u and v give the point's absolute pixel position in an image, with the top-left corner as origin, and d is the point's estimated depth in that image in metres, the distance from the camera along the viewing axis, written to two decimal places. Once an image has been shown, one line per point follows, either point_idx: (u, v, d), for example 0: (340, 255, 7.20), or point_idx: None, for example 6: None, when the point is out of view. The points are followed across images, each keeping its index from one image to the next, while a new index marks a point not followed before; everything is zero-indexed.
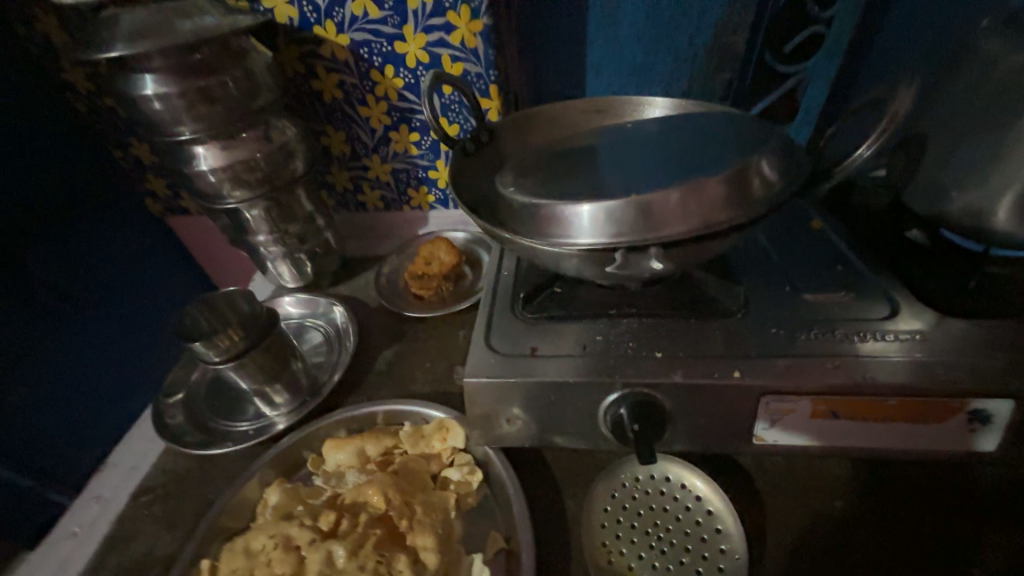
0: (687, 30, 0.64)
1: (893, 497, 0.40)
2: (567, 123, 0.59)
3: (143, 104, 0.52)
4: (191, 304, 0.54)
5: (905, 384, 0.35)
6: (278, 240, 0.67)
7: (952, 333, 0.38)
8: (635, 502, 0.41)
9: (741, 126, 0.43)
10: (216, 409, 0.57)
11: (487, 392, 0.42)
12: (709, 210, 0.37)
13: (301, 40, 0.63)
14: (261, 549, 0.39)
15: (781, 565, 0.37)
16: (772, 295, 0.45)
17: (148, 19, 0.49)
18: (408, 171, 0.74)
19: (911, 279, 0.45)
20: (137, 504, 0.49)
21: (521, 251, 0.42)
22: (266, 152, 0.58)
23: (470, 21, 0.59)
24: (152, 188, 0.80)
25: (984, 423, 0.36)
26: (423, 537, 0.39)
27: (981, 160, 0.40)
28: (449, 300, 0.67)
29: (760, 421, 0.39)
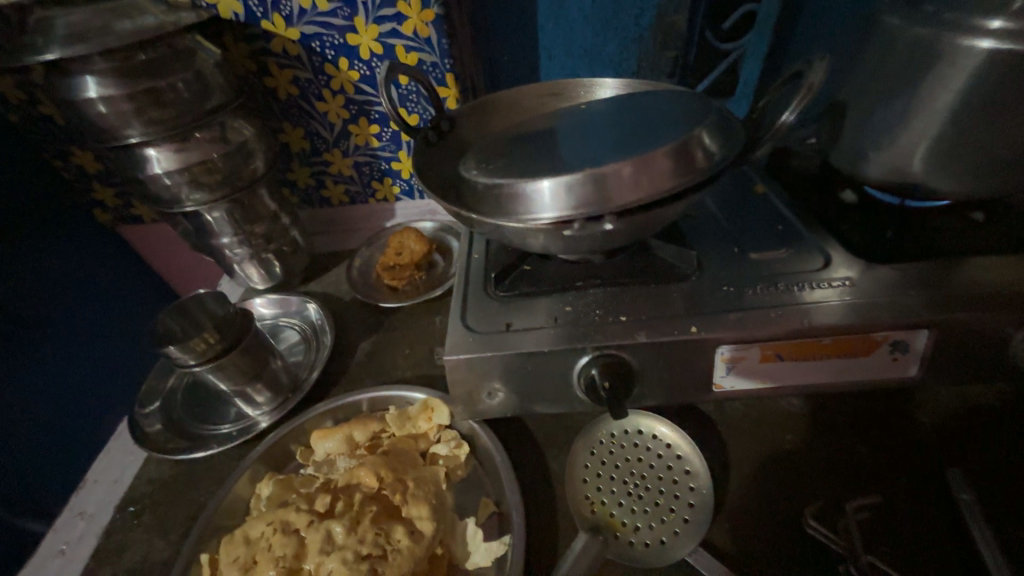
0: (631, 12, 0.67)
1: (838, 426, 0.44)
2: (524, 107, 0.61)
3: (87, 108, 0.50)
4: (162, 312, 0.53)
5: (837, 324, 0.40)
6: (244, 241, 0.66)
7: (877, 277, 0.43)
8: (612, 455, 0.44)
9: (684, 101, 0.46)
10: (196, 415, 0.57)
11: (467, 368, 0.44)
12: (658, 179, 0.40)
13: (249, 36, 0.61)
14: (259, 537, 0.40)
15: (744, 495, 0.41)
16: (722, 257, 0.49)
17: (84, 21, 0.48)
18: (370, 164, 0.74)
19: (842, 233, 0.50)
20: (125, 514, 0.48)
21: (489, 231, 0.44)
22: (223, 153, 0.58)
23: (421, 11, 0.59)
24: (100, 197, 0.77)
25: (904, 352, 0.41)
26: (418, 508, 0.41)
27: (894, 122, 0.45)
28: (422, 288, 0.69)
29: (717, 370, 0.43)
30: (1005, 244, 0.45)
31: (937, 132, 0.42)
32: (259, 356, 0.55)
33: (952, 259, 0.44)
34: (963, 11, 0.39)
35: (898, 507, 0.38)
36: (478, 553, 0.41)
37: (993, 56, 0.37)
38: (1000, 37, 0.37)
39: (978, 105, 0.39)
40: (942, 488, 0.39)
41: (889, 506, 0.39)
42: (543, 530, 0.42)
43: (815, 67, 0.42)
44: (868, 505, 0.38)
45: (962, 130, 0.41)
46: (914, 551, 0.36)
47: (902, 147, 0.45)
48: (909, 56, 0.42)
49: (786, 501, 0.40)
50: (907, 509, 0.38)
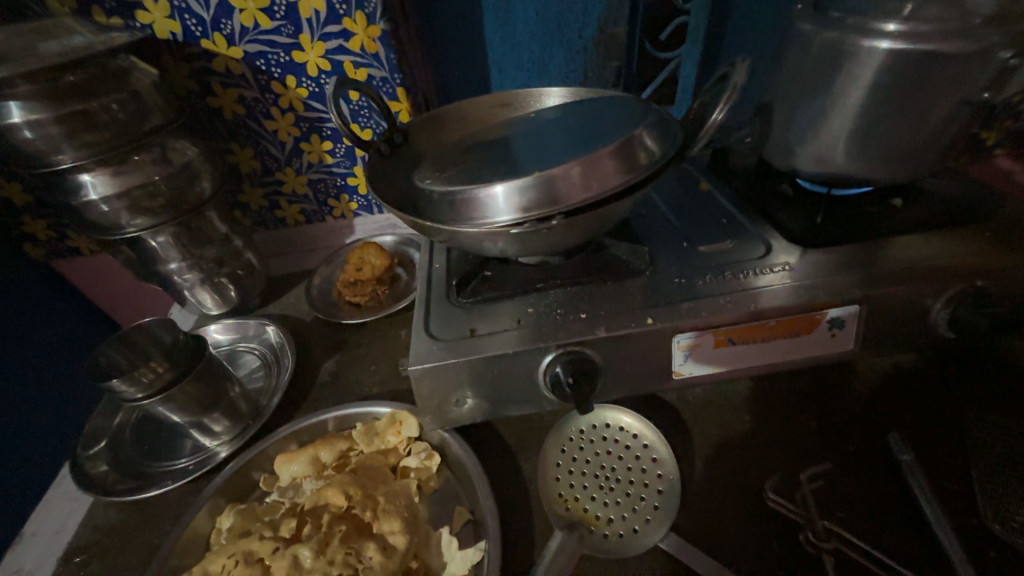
0: (574, 26, 0.70)
1: (791, 404, 0.47)
2: (475, 118, 0.62)
3: (11, 134, 0.47)
4: (105, 343, 0.51)
5: (780, 306, 0.43)
6: (193, 266, 0.64)
7: (812, 261, 0.47)
8: (582, 451, 0.45)
9: (624, 107, 0.48)
10: (147, 452, 0.53)
11: (432, 377, 0.44)
12: (604, 179, 0.41)
13: (189, 55, 0.60)
14: (221, 570, 0.39)
15: (709, 477, 0.43)
16: (673, 252, 0.52)
17: (4, 43, 0.45)
18: (325, 181, 0.73)
19: (780, 222, 0.53)
20: (69, 566, 0.45)
21: (446, 238, 0.45)
22: (166, 175, 0.55)
23: (367, 27, 0.60)
24: (30, 230, 0.71)
25: (841, 328, 0.44)
26: (389, 523, 0.40)
27: (814, 118, 0.49)
28: (386, 303, 0.68)
29: (675, 358, 0.45)
30: (920, 224, 0.49)
31: (852, 124, 0.46)
32: (214, 383, 0.53)
33: (877, 240, 0.48)
34: (862, 16, 0.43)
35: (848, 474, 0.41)
36: (454, 562, 0.40)
37: (890, 54, 0.41)
38: (894, 37, 0.41)
39: (882, 98, 0.44)
40: (885, 452, 0.42)
41: (840, 475, 0.41)
42: (518, 532, 0.42)
43: (738, 69, 0.46)
44: (822, 477, 0.41)
45: (873, 121, 0.45)
46: (864, 515, 0.38)
47: (824, 140, 0.49)
48: (821, 57, 0.46)
49: (748, 480, 0.42)
50: (855, 476, 0.41)
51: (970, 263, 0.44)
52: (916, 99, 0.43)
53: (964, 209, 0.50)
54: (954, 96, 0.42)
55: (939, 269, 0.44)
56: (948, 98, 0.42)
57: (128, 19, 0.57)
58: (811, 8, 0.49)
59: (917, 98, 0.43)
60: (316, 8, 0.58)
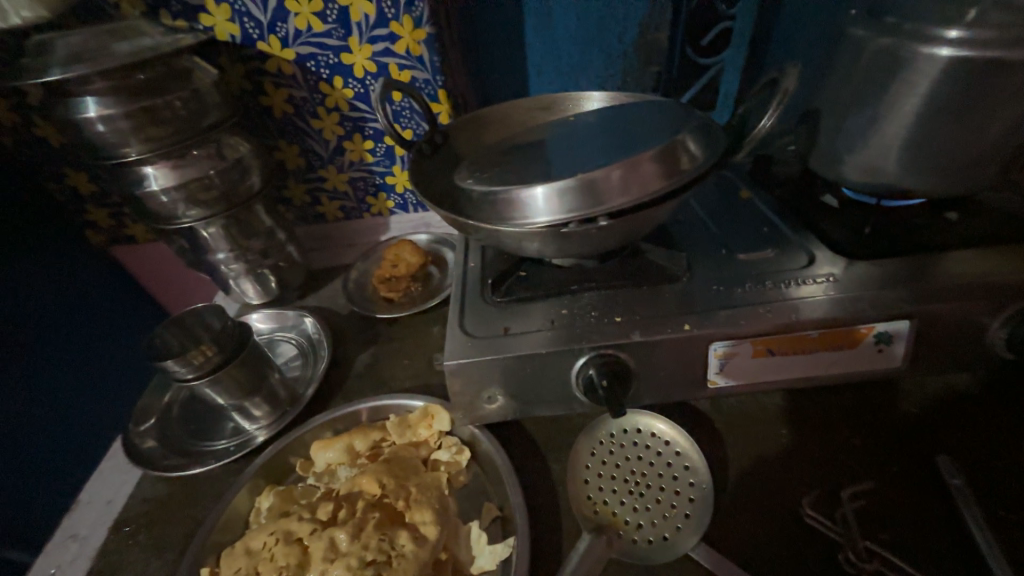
0: (615, 31, 0.70)
1: (831, 419, 0.46)
2: (515, 121, 0.63)
3: (86, 127, 0.51)
4: (160, 326, 0.54)
5: (824, 317, 0.42)
6: (239, 257, 0.67)
7: (859, 273, 0.45)
8: (613, 455, 0.45)
9: (667, 112, 0.48)
10: (192, 431, 0.56)
11: (466, 373, 0.45)
12: (646, 183, 0.41)
13: (246, 57, 0.63)
14: (261, 547, 0.40)
15: (743, 489, 0.42)
16: (711, 259, 0.51)
17: (84, 43, 0.49)
18: (365, 179, 0.75)
19: (824, 232, 0.52)
20: (120, 534, 0.47)
21: (485, 237, 0.46)
22: (220, 169, 0.58)
23: (413, 30, 0.61)
24: (93, 219, 0.77)
25: (888, 343, 0.43)
26: (421, 513, 0.41)
27: (865, 126, 0.48)
28: (419, 300, 0.70)
29: (712, 366, 0.44)
30: (977, 238, 0.47)
31: (906, 133, 0.45)
32: (256, 369, 0.55)
33: (930, 254, 0.46)
34: (922, 22, 0.42)
35: (891, 495, 0.39)
36: (483, 556, 0.41)
37: (951, 61, 0.40)
38: (956, 44, 0.39)
39: (941, 106, 0.42)
40: (932, 475, 0.40)
41: (883, 495, 0.40)
42: (546, 531, 0.42)
43: None
44: (863, 496, 0.40)
45: (929, 130, 0.44)
46: (909, 538, 0.37)
47: (875, 149, 0.48)
48: (875, 64, 0.45)
49: (784, 495, 0.41)
50: (900, 497, 0.39)
51: None
52: (978, 108, 0.41)
53: None
54: (1019, 106, 0.40)
55: (999, 286, 0.42)
56: (1014, 108, 0.41)
57: (192, 22, 0.60)
58: (866, 14, 0.48)
59: (979, 107, 0.41)
60: (366, 12, 0.60)
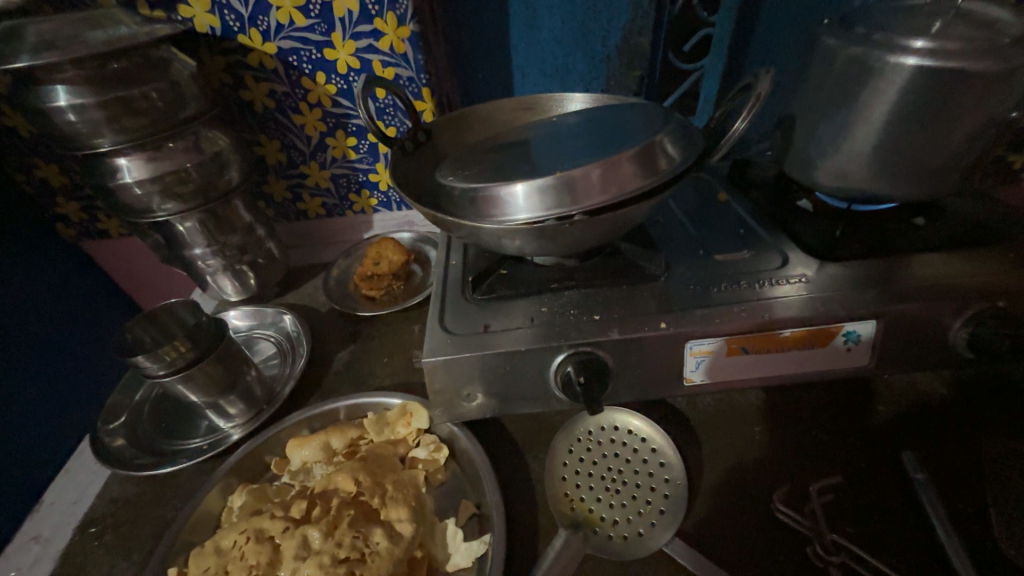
0: (599, 34, 0.71)
1: (802, 417, 0.47)
2: (498, 120, 0.63)
3: (56, 116, 0.49)
4: (131, 321, 0.52)
5: (796, 317, 0.43)
6: (217, 253, 0.65)
7: (830, 274, 0.46)
8: (590, 452, 0.45)
9: (646, 114, 0.49)
10: (164, 430, 0.55)
11: (445, 370, 0.45)
12: (625, 182, 0.42)
13: (226, 49, 0.62)
14: (231, 546, 0.39)
15: (717, 486, 0.43)
16: (689, 259, 0.52)
17: (56, 30, 0.47)
18: (348, 176, 0.75)
19: (798, 235, 0.53)
20: (85, 536, 0.46)
21: (466, 234, 0.46)
22: (198, 162, 0.57)
23: (397, 27, 0.61)
24: (63, 212, 0.75)
25: (856, 342, 0.44)
26: (397, 511, 0.41)
27: (836, 132, 0.49)
28: (400, 297, 0.69)
29: (688, 364, 0.45)
30: (942, 243, 0.49)
31: (874, 140, 0.46)
32: (233, 366, 0.54)
33: (897, 256, 0.48)
34: (889, 33, 0.44)
35: (858, 491, 0.41)
36: (459, 554, 0.40)
37: (917, 70, 0.41)
38: (921, 54, 0.41)
39: (906, 114, 0.44)
40: (897, 470, 0.42)
41: (851, 491, 0.41)
42: (523, 528, 0.42)
43: (762, 79, 0.46)
44: (831, 490, 0.41)
45: (896, 137, 0.45)
46: (873, 532, 0.38)
47: (845, 154, 0.49)
48: (846, 72, 0.46)
49: (757, 491, 0.42)
50: (866, 491, 0.40)
51: (994, 283, 0.43)
52: (942, 117, 0.43)
53: (987, 230, 0.50)
54: (978, 116, 0.42)
55: (960, 289, 0.43)
56: (976, 117, 0.42)
57: (170, 12, 0.59)
58: (837, 24, 0.49)
59: (944, 115, 0.42)
60: (350, 8, 0.60)
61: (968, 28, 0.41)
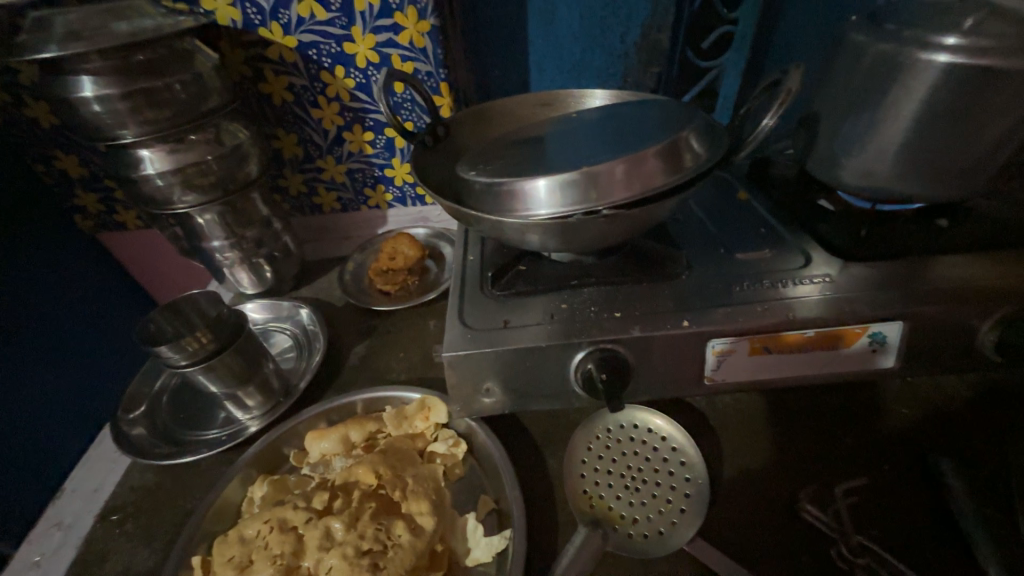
0: (618, 30, 0.71)
1: (823, 418, 0.46)
2: (517, 116, 0.63)
3: (82, 106, 0.49)
4: (153, 311, 0.53)
5: (820, 317, 0.42)
6: (234, 245, 0.66)
7: (854, 274, 0.46)
8: (609, 450, 0.45)
9: (669, 111, 0.49)
10: (183, 421, 0.55)
11: (464, 365, 0.45)
12: (649, 178, 0.42)
13: (246, 42, 0.62)
14: (255, 535, 0.40)
15: (739, 486, 0.42)
16: (710, 258, 0.52)
17: (82, 21, 0.48)
18: (364, 171, 0.75)
19: (820, 234, 0.52)
20: (107, 524, 0.46)
21: (487, 229, 0.45)
22: (218, 155, 0.57)
23: (417, 21, 0.61)
24: (81, 203, 0.76)
25: (881, 343, 0.44)
26: (418, 504, 0.41)
27: (862, 131, 0.48)
28: (415, 293, 0.69)
29: (709, 364, 0.45)
30: (970, 245, 0.48)
31: (902, 139, 0.46)
32: (252, 358, 0.55)
33: (923, 258, 0.47)
34: (920, 30, 0.43)
35: (884, 494, 0.40)
36: (479, 548, 0.40)
37: (949, 68, 0.41)
38: (954, 51, 0.40)
39: (937, 113, 0.43)
40: (921, 473, 0.41)
41: (875, 494, 0.40)
42: (543, 524, 0.42)
43: (791, 76, 0.45)
44: (855, 493, 0.40)
45: (925, 136, 0.44)
46: (898, 534, 0.38)
47: (872, 153, 0.48)
48: (875, 70, 0.46)
49: (779, 492, 0.41)
50: (891, 495, 0.40)
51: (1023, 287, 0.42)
52: (974, 115, 0.42)
53: (1016, 231, 0.49)
54: (1011, 115, 0.41)
55: (990, 291, 0.43)
56: (1009, 116, 0.42)
57: (193, 5, 0.59)
58: (865, 22, 0.49)
59: (975, 114, 0.42)
60: (370, 2, 0.60)
61: (1004, 25, 0.40)
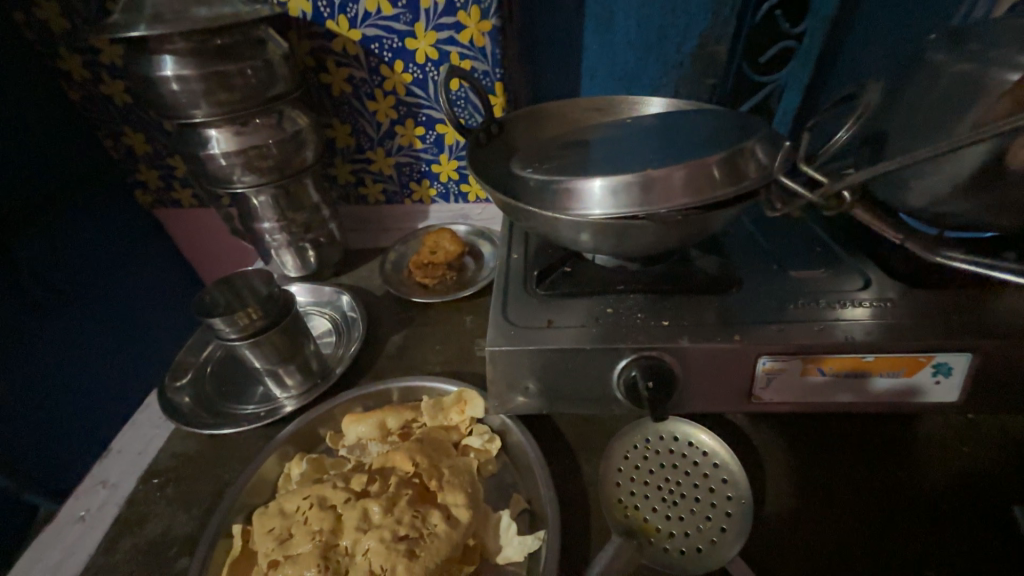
0: (676, 40, 0.70)
1: (873, 448, 0.44)
2: (570, 119, 0.63)
3: (161, 85, 0.52)
4: (209, 284, 0.55)
5: (881, 342, 0.40)
6: (284, 228, 0.68)
7: (918, 300, 0.44)
8: (647, 461, 0.44)
9: (732, 120, 0.48)
10: (225, 393, 0.57)
11: (506, 361, 0.44)
12: (710, 185, 0.41)
13: (314, 34, 0.65)
14: (294, 510, 0.40)
15: (782, 510, 0.41)
16: (762, 273, 0.50)
17: (168, 4, 0.50)
18: (411, 165, 0.76)
19: (882, 258, 0.50)
20: (149, 486, 0.48)
21: (540, 226, 0.46)
22: (279, 139, 0.59)
23: (479, 21, 0.62)
24: (143, 178, 0.79)
25: (946, 374, 0.41)
26: (454, 495, 0.41)
27: None
28: (453, 288, 0.70)
29: (758, 381, 0.43)
30: None
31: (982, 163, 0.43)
32: (295, 338, 0.56)
33: (992, 288, 0.44)
34: (1008, 50, 0.41)
35: (941, 536, 0.38)
36: (512, 547, 0.40)
37: None
38: None
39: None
40: (981, 515, 0.39)
41: (931, 535, 0.38)
42: (576, 530, 0.41)
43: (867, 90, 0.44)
44: (909, 532, 0.39)
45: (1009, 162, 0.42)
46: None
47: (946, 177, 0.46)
48: (955, 90, 0.44)
49: (825, 524, 0.40)
50: (947, 537, 0.38)
51: None
52: None
53: None
54: None
55: None
56: None
57: None
58: (947, 40, 0.47)
59: None
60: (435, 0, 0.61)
61: None
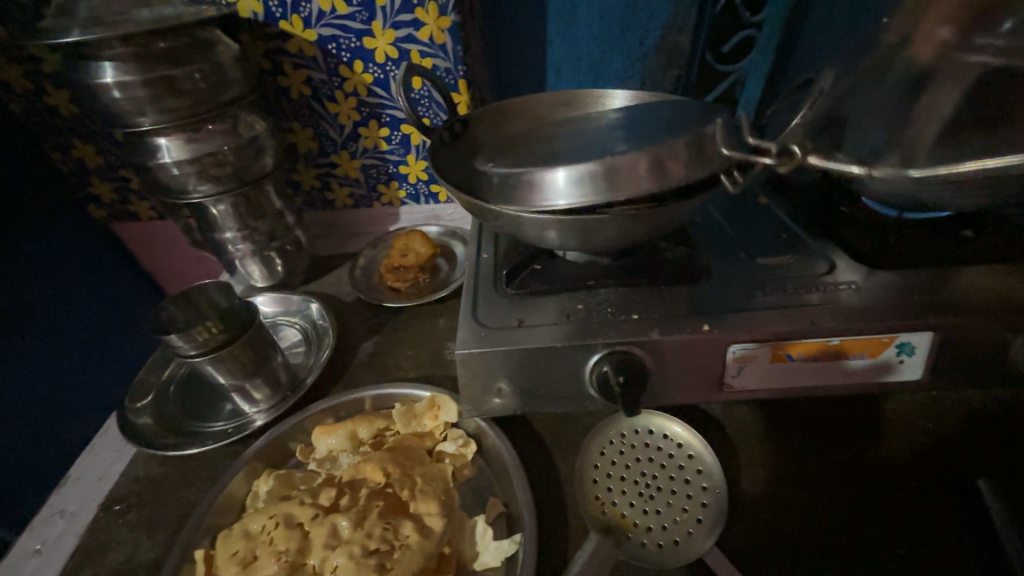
0: (638, 32, 0.70)
1: (843, 429, 0.45)
2: (535, 115, 0.62)
3: (102, 93, 0.50)
4: (166, 299, 0.53)
5: (845, 325, 0.41)
6: (247, 237, 0.66)
7: (880, 282, 0.44)
8: (623, 455, 0.44)
9: (693, 109, 0.48)
10: (190, 412, 0.55)
11: (477, 364, 0.44)
12: (672, 175, 0.41)
13: (267, 35, 0.63)
14: (261, 530, 0.39)
15: (757, 497, 0.41)
16: (730, 262, 0.50)
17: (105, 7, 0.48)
18: (378, 167, 0.74)
19: (845, 241, 0.51)
20: (109, 513, 0.45)
21: (505, 224, 0.45)
22: (235, 145, 0.57)
23: (438, 17, 0.61)
24: (97, 192, 0.77)
25: (909, 354, 0.42)
26: (427, 504, 0.40)
27: None
28: (426, 291, 0.69)
29: (729, 369, 0.43)
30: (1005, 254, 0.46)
31: None
32: (261, 351, 0.54)
33: (949, 266, 0.45)
34: None
35: (909, 512, 0.39)
36: (489, 553, 0.39)
37: None
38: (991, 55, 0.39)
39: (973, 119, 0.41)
40: (946, 489, 0.40)
41: (900, 511, 0.39)
42: (554, 531, 0.41)
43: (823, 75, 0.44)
44: (879, 510, 0.39)
45: None
46: (923, 552, 0.36)
47: None
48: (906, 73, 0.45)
49: (799, 507, 0.40)
50: (916, 513, 0.39)
51: None
52: None
53: None
54: None
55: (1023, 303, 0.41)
56: None
57: None
58: (896, 24, 0.48)
59: None
60: None
61: None
